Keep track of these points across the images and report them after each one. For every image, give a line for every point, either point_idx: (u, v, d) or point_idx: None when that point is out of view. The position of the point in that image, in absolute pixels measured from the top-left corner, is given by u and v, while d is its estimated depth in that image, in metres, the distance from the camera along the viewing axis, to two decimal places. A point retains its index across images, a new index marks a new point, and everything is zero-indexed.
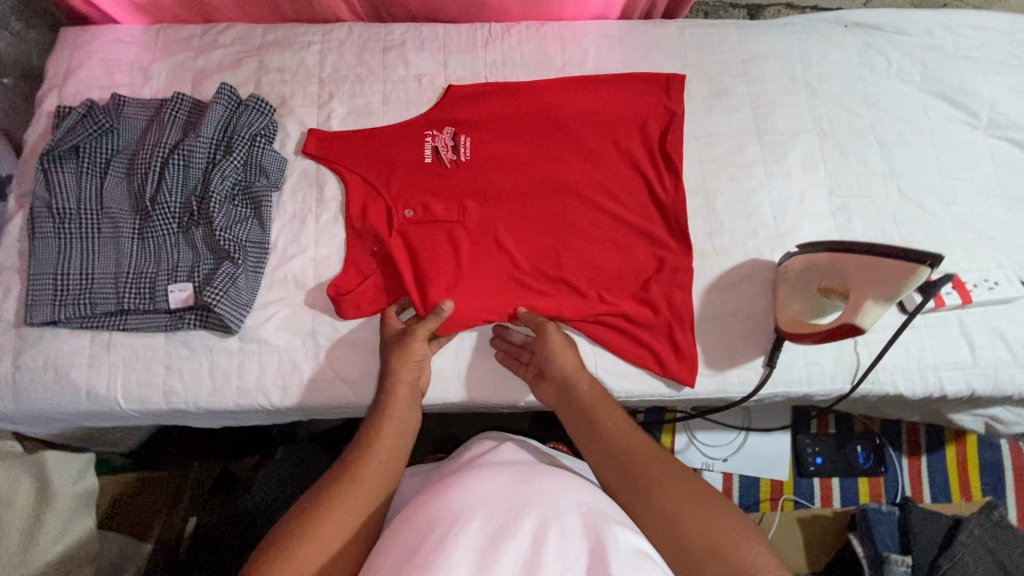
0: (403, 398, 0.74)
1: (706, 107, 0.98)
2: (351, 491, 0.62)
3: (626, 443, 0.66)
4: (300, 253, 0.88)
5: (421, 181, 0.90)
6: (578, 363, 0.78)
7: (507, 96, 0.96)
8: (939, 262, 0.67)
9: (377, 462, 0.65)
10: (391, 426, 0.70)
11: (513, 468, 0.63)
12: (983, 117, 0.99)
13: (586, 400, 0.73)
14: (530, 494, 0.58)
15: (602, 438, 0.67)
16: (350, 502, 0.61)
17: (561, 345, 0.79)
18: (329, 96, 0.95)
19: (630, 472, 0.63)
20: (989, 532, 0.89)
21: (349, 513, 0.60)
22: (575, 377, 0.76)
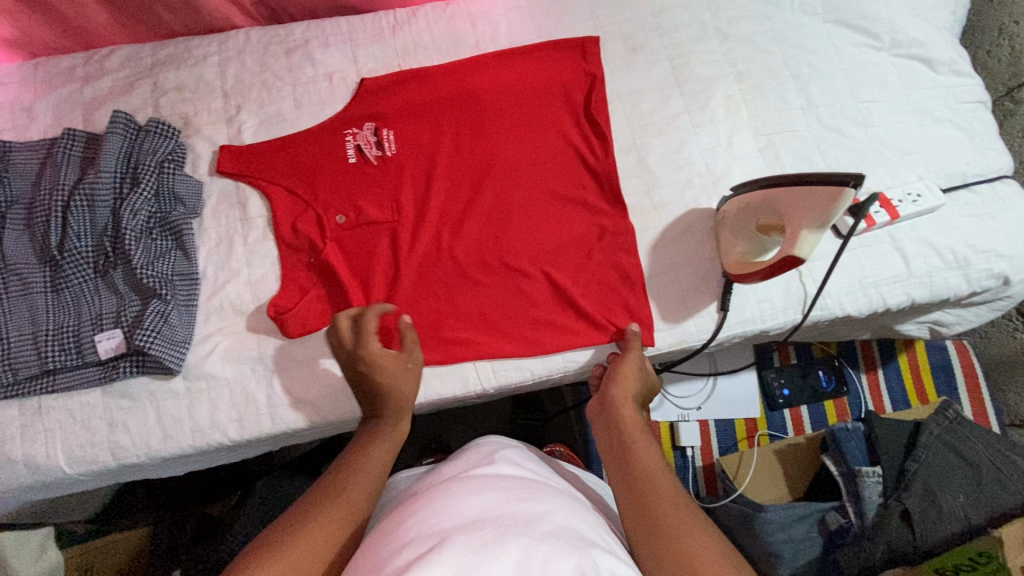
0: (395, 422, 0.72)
1: (624, 65, 0.98)
2: (340, 503, 0.60)
3: (657, 482, 0.62)
4: (233, 277, 0.83)
5: (348, 183, 0.87)
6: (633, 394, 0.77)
7: (425, 82, 0.93)
8: (863, 182, 0.68)
9: (366, 478, 0.64)
10: (382, 446, 0.69)
11: (509, 488, 0.62)
12: (885, 38, 1.03)
13: (626, 426, 0.72)
14: (522, 513, 0.56)
15: (633, 469, 0.65)
16: (336, 513, 0.59)
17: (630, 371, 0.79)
18: (236, 109, 0.90)
19: (647, 515, 0.59)
20: (947, 429, 0.95)
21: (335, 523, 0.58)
22: (625, 401, 0.75)
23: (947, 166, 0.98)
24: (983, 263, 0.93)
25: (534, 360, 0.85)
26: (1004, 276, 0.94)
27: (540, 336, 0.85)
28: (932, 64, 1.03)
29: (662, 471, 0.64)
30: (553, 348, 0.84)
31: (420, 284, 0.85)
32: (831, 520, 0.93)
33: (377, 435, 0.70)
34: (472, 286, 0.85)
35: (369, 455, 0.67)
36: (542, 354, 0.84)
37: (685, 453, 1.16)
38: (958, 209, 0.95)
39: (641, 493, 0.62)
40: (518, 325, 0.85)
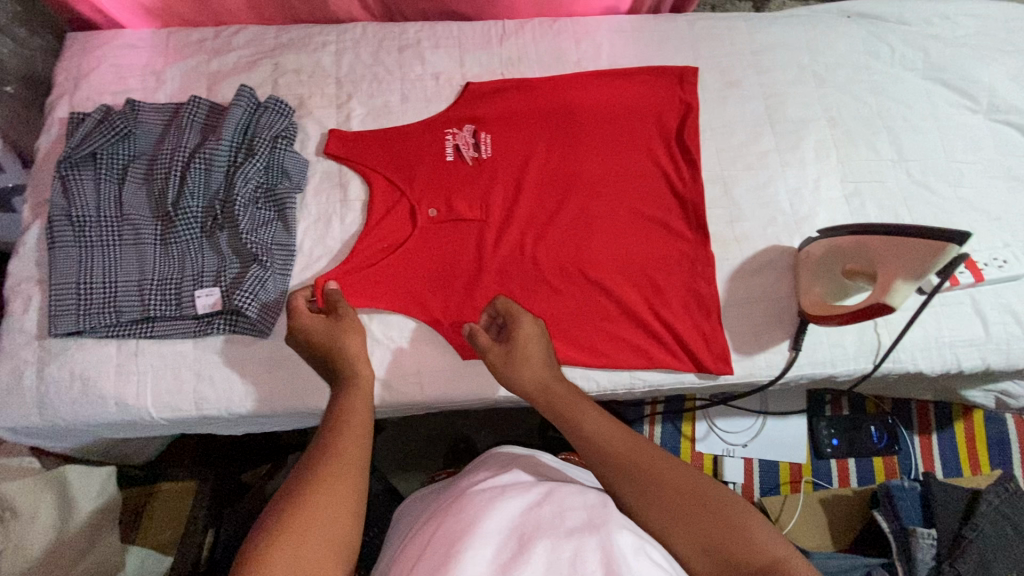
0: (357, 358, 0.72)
1: (720, 98, 1.00)
2: (338, 475, 0.57)
3: (615, 441, 0.63)
4: (327, 254, 0.87)
5: (444, 179, 0.90)
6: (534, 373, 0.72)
7: (524, 92, 0.97)
8: (966, 241, 0.68)
9: (353, 434, 0.63)
10: (355, 406, 0.66)
11: (524, 487, 0.63)
12: (983, 102, 1.03)
13: (555, 411, 0.69)
14: (544, 514, 0.58)
15: (590, 443, 0.64)
16: (337, 480, 0.57)
17: (528, 344, 0.74)
18: (348, 96, 0.95)
19: (625, 475, 0.61)
20: (1006, 500, 0.92)
21: (344, 500, 0.56)
22: (540, 383, 0.71)
23: None
24: None
25: (601, 373, 0.86)
26: None
27: (609, 350, 0.86)
28: None
29: (611, 426, 0.65)
30: (622, 364, 0.86)
31: (498, 284, 0.87)
32: None
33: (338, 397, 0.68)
34: (549, 292, 0.88)
35: (348, 419, 0.64)
36: (609, 367, 0.86)
37: (725, 488, 1.16)
38: None
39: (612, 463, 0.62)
40: (590, 336, 0.87)
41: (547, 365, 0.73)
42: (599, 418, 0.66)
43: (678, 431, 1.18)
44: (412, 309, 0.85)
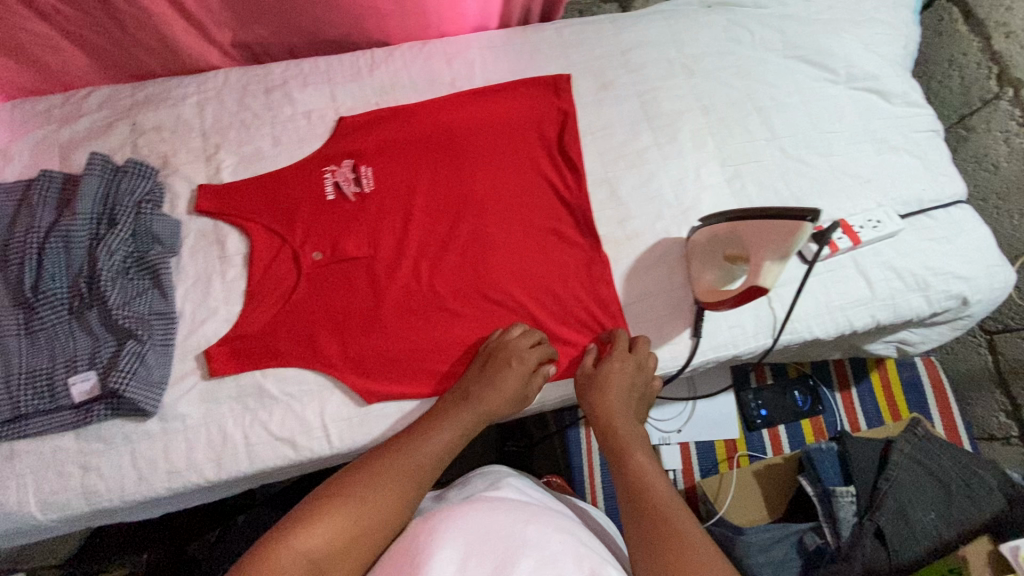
0: (505, 386, 0.78)
1: (596, 101, 1.01)
2: (399, 484, 0.65)
3: (654, 489, 0.66)
4: (211, 315, 0.83)
5: (327, 220, 0.88)
6: (614, 407, 0.78)
7: (402, 120, 0.95)
8: (820, 216, 0.69)
9: (437, 449, 0.71)
10: (446, 433, 0.73)
11: (512, 508, 0.65)
12: (841, 73, 1.09)
13: (617, 445, 0.74)
14: (530, 533, 0.60)
15: (630, 480, 0.69)
16: (401, 474, 0.66)
17: (620, 380, 0.80)
18: (216, 147, 0.91)
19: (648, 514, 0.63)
20: (917, 446, 0.97)
21: (388, 508, 0.63)
22: (613, 415, 0.77)
23: (904, 193, 1.03)
24: (942, 284, 0.97)
25: None
26: (963, 296, 0.98)
27: None
28: (887, 95, 1.09)
29: (654, 474, 0.69)
30: None
31: (396, 318, 0.85)
32: (809, 540, 0.93)
33: (448, 418, 0.75)
34: (449, 318, 0.86)
35: (433, 439, 0.72)
36: None
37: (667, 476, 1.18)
38: (916, 233, 1.00)
39: (635, 501, 0.66)
40: None
41: (624, 401, 0.79)
42: (648, 462, 0.71)
43: None
44: (308, 358, 0.82)
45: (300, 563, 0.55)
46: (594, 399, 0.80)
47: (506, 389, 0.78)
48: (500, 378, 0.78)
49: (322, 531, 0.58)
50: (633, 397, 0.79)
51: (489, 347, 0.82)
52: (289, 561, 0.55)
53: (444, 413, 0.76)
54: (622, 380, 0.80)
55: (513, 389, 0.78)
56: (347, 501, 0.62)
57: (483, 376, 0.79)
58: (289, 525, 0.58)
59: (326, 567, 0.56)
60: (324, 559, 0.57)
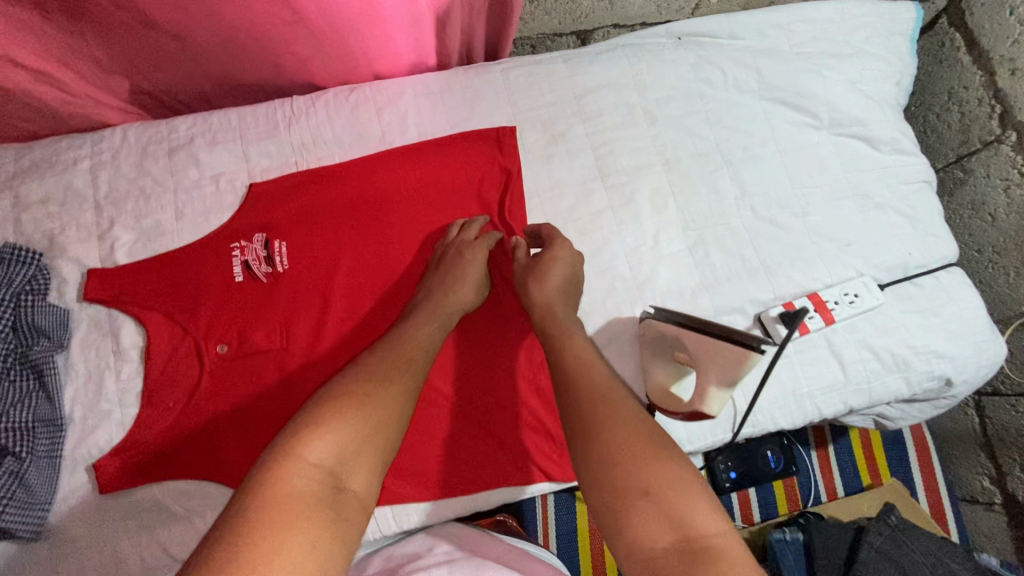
0: (470, 272, 0.79)
1: (545, 157, 0.91)
2: (400, 379, 0.63)
3: (594, 370, 0.66)
4: (104, 419, 0.75)
5: (234, 306, 0.79)
6: (557, 284, 0.77)
7: (324, 184, 0.85)
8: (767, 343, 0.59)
9: (424, 342, 0.71)
10: (428, 328, 0.73)
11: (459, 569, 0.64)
12: (824, 117, 0.97)
13: (549, 329, 0.74)
14: None
15: (570, 364, 0.68)
16: (396, 362, 0.66)
17: (558, 267, 0.79)
18: (109, 223, 0.81)
19: (599, 399, 0.62)
20: (891, 540, 0.90)
21: (394, 400, 0.61)
22: (547, 301, 0.76)
23: (888, 259, 0.93)
24: (923, 364, 0.88)
25: (441, 502, 0.78)
26: (946, 377, 0.90)
27: (445, 476, 0.78)
28: (874, 142, 0.98)
29: (592, 360, 0.68)
30: (461, 488, 0.78)
31: None
32: None
33: (426, 315, 0.75)
34: None
35: (422, 336, 0.71)
36: (445, 497, 0.78)
37: None
38: (899, 305, 0.90)
39: (569, 385, 0.65)
40: (424, 463, 0.78)
41: (560, 293, 0.78)
42: (586, 350, 0.70)
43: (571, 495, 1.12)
44: (212, 470, 0.74)
45: (313, 473, 0.53)
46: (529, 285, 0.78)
47: (469, 277, 0.79)
48: (459, 269, 0.79)
49: (331, 437, 0.55)
50: (569, 281, 0.79)
51: (442, 257, 0.82)
52: (303, 476, 0.52)
53: (416, 313, 0.75)
54: (558, 268, 0.79)
55: (479, 273, 0.80)
56: (348, 399, 0.59)
57: (442, 275, 0.79)
58: (291, 436, 0.55)
59: (343, 471, 0.55)
60: (339, 462, 0.55)
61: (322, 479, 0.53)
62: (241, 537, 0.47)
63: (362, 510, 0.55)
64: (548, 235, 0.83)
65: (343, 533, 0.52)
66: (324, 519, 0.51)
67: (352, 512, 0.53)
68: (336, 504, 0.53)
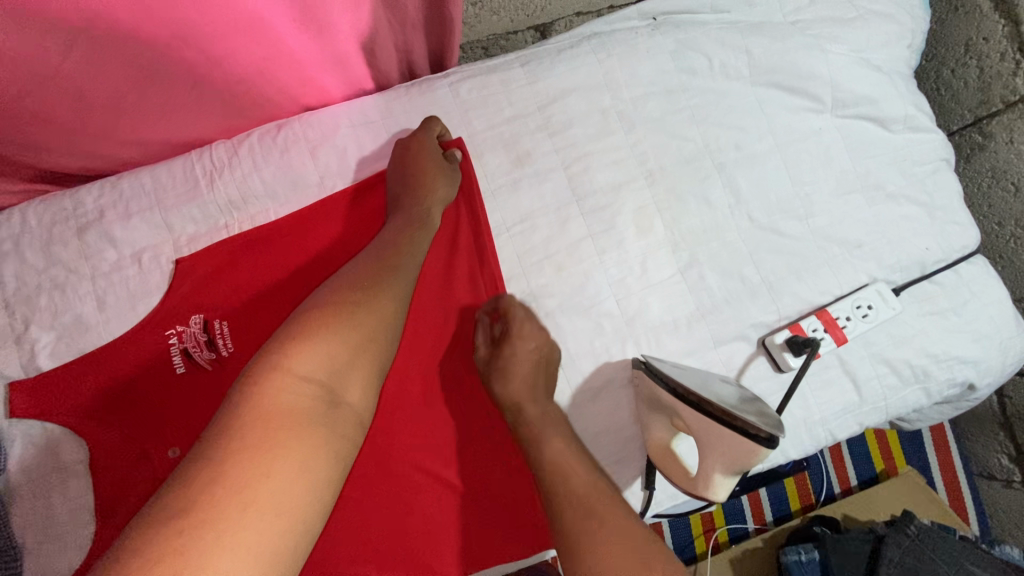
0: (428, 169, 0.73)
1: (510, 184, 0.79)
2: (390, 295, 0.58)
3: (572, 476, 0.64)
4: (57, 544, 0.68)
5: (180, 401, 0.71)
6: (523, 379, 0.71)
7: (262, 246, 0.75)
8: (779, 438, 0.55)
9: (410, 256, 0.65)
10: (413, 241, 0.67)
11: None
12: (826, 99, 0.85)
13: (522, 433, 0.69)
14: None
15: (547, 471, 0.65)
16: (386, 274, 0.60)
17: (523, 354, 0.72)
18: (24, 324, 0.71)
19: (579, 513, 0.60)
20: (911, 552, 0.86)
21: (384, 319, 0.56)
22: (516, 402, 0.71)
23: (904, 257, 0.83)
24: (945, 372, 0.81)
25: None
26: (969, 382, 0.82)
27: (437, 559, 0.72)
28: (883, 121, 0.86)
29: (572, 465, 0.65)
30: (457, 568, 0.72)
31: None
32: None
33: (406, 226, 0.68)
34: (343, 506, 0.71)
35: (405, 246, 0.65)
36: None
37: None
38: (918, 309, 0.82)
39: (552, 501, 0.63)
40: (415, 549, 0.71)
41: (529, 383, 0.72)
42: (563, 449, 0.67)
43: None
44: None
45: (304, 388, 0.48)
46: (494, 383, 0.72)
47: (436, 202, 0.73)
48: (422, 165, 0.73)
49: (321, 352, 0.50)
50: (537, 370, 0.73)
51: (397, 153, 0.74)
52: (294, 390, 0.48)
53: (393, 224, 0.69)
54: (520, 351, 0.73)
55: (443, 196, 0.74)
56: (338, 314, 0.53)
57: (407, 178, 0.73)
58: (276, 350, 0.49)
59: (335, 384, 0.50)
60: (330, 377, 0.50)
61: (315, 394, 0.49)
62: (230, 451, 0.43)
63: (357, 422, 0.51)
64: (505, 308, 0.75)
65: (339, 454, 0.48)
66: (318, 435, 0.47)
67: (347, 426, 0.50)
68: (330, 421, 0.49)
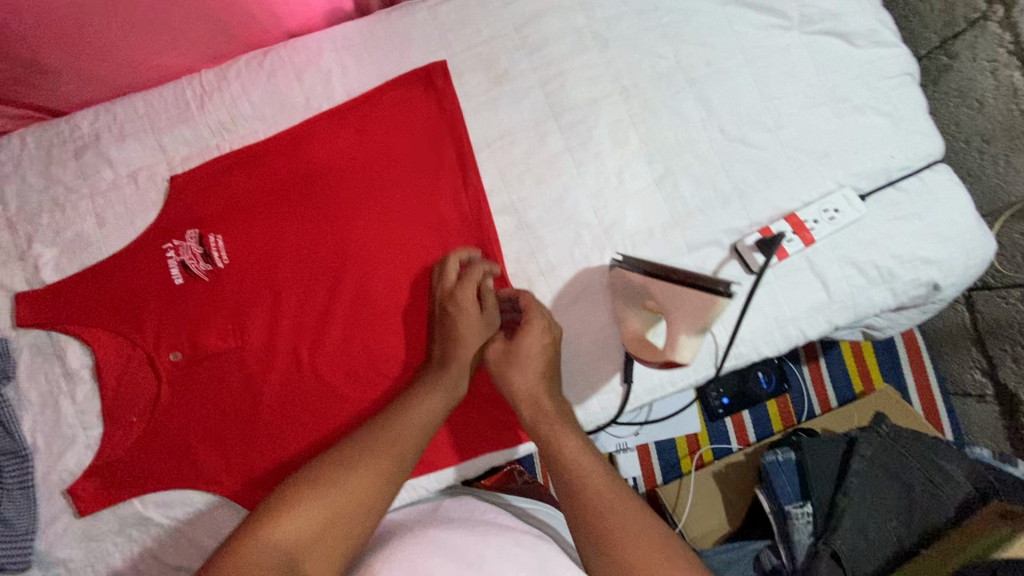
0: (471, 287, 0.73)
1: (489, 101, 0.82)
2: (381, 467, 0.61)
3: (589, 474, 0.62)
4: (69, 444, 0.73)
5: (179, 310, 0.74)
6: (538, 372, 0.69)
7: (252, 164, 0.78)
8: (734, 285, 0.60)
9: (418, 414, 0.66)
10: (431, 398, 0.68)
11: (460, 533, 0.68)
12: (793, 16, 0.88)
13: (538, 428, 0.67)
14: (486, 554, 0.64)
15: (564, 470, 0.63)
16: (385, 445, 0.63)
17: (537, 347, 0.70)
18: (28, 241, 0.75)
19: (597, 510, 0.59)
20: (882, 448, 0.92)
21: (370, 493, 0.59)
22: (529, 390, 0.69)
23: (870, 165, 0.86)
24: (909, 273, 0.85)
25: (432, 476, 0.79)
26: (934, 283, 0.86)
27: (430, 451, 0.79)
28: (849, 37, 0.89)
29: (591, 461, 0.63)
30: (449, 459, 0.79)
31: (279, 417, 0.74)
32: (765, 560, 0.90)
33: (425, 387, 0.69)
34: (340, 404, 0.75)
35: (417, 402, 0.68)
36: (435, 471, 0.79)
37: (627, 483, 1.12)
38: (883, 213, 0.85)
39: (573, 494, 0.61)
40: None
41: (545, 375, 0.70)
42: (580, 450, 0.64)
43: None
44: (191, 480, 0.73)
45: (273, 556, 0.53)
46: (507, 375, 0.70)
47: (467, 335, 0.71)
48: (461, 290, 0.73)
49: (295, 521, 0.55)
50: (551, 363, 0.71)
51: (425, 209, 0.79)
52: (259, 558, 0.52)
53: (427, 377, 0.71)
54: (537, 343, 0.70)
55: (478, 330, 0.72)
56: (317, 488, 0.58)
57: (445, 326, 0.73)
58: (256, 518, 0.56)
59: (306, 558, 0.55)
60: (299, 549, 0.54)
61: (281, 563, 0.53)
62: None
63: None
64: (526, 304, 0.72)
65: None
66: None
67: None
68: None
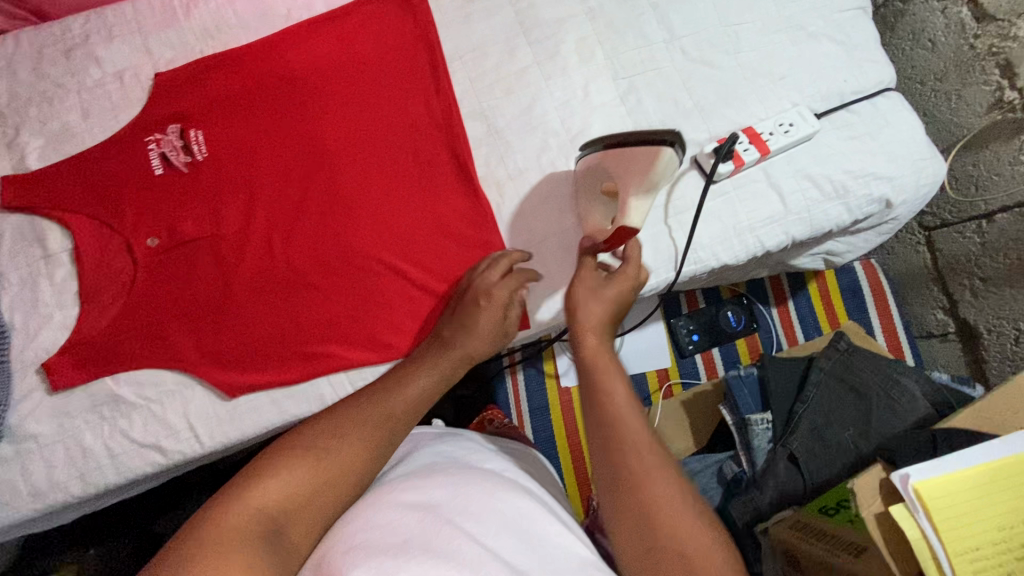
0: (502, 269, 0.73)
1: (461, 17, 0.87)
2: (367, 435, 0.59)
3: (626, 418, 0.54)
4: (45, 322, 0.75)
5: (157, 198, 0.77)
6: (608, 314, 0.64)
7: (232, 67, 0.81)
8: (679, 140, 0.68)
9: (412, 392, 0.64)
10: (423, 378, 0.66)
11: (448, 475, 0.61)
12: None
13: (595, 357, 0.59)
14: (474, 497, 0.56)
15: (600, 409, 0.55)
16: (374, 416, 0.61)
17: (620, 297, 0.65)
18: (16, 130, 0.78)
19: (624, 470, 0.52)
20: (840, 363, 0.94)
21: (356, 457, 0.58)
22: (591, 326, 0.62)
23: (824, 87, 0.91)
24: (863, 187, 0.88)
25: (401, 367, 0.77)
26: (886, 199, 0.89)
27: (396, 338, 0.77)
28: None
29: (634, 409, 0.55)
30: None
31: (248, 302, 0.76)
32: (728, 469, 0.96)
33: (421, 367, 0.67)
34: (308, 291, 0.77)
35: (410, 377, 0.66)
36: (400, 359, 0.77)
37: None
38: (836, 131, 0.90)
39: (604, 437, 0.53)
40: (375, 328, 0.77)
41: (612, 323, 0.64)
42: (625, 396, 0.56)
43: (541, 373, 1.16)
44: (159, 361, 0.75)
45: (254, 516, 0.51)
46: (577, 299, 0.65)
47: (482, 328, 0.70)
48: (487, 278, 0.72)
49: (281, 486, 0.54)
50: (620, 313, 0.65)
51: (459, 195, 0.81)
52: (243, 515, 0.51)
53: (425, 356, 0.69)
54: (626, 292, 0.66)
55: (495, 327, 0.70)
56: (300, 454, 0.57)
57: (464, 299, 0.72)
58: (241, 481, 0.54)
59: (290, 518, 0.53)
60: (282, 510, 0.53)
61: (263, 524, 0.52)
62: (177, 560, 0.47)
63: (298, 559, 0.53)
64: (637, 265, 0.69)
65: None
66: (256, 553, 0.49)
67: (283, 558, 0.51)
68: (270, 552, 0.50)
